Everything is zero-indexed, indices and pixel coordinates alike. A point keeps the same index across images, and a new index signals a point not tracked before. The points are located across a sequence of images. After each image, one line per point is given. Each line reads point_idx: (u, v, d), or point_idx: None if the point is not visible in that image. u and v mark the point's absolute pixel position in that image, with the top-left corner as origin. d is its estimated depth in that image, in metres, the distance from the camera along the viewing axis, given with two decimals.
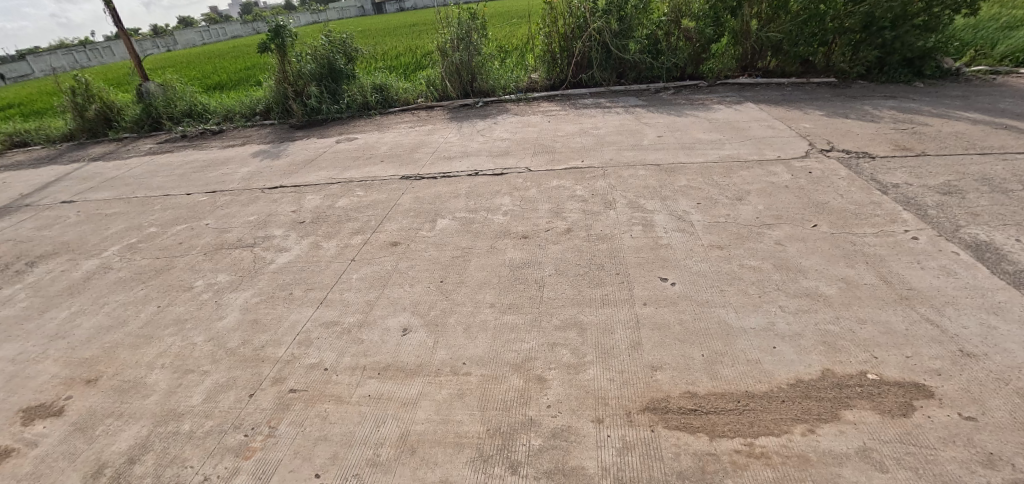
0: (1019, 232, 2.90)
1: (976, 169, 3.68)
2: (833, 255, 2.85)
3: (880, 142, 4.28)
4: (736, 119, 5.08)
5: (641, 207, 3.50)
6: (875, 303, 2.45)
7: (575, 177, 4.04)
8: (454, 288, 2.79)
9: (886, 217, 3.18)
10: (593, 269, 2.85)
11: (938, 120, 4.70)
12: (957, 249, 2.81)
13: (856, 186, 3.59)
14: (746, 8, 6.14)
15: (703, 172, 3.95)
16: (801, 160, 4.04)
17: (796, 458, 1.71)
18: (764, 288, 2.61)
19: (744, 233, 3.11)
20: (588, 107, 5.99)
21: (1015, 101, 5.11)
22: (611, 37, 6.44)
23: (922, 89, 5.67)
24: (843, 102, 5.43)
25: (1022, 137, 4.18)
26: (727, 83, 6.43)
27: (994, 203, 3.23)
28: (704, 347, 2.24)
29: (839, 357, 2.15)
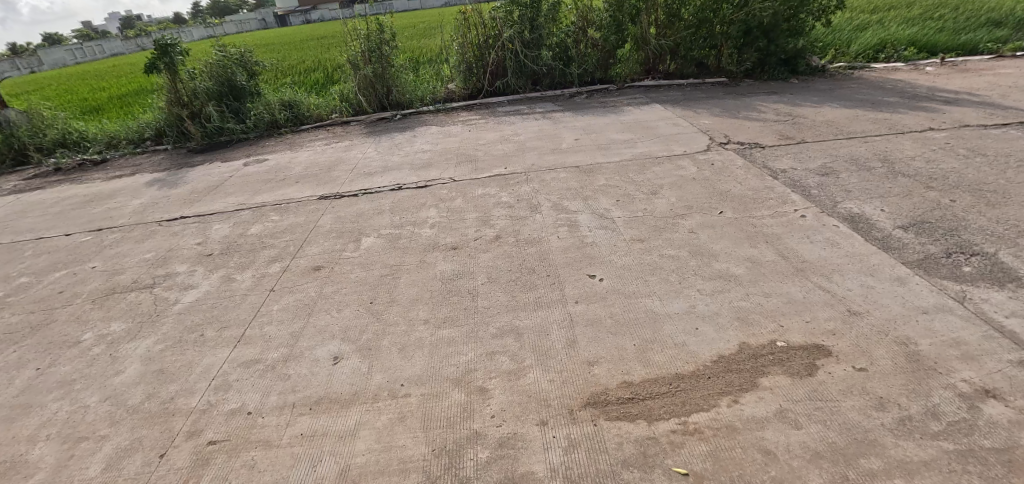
0: (882, 204, 3.38)
1: (844, 152, 4.24)
2: (737, 237, 3.12)
3: (767, 133, 4.79)
4: (644, 119, 5.43)
5: (565, 208, 3.62)
6: (776, 277, 2.73)
7: (500, 184, 4.09)
8: (385, 308, 2.69)
9: (778, 199, 3.56)
10: (524, 273, 2.89)
11: (812, 111, 5.35)
12: (837, 222, 3.21)
13: (752, 174, 3.97)
14: (645, 15, 6.57)
15: (619, 170, 4.17)
16: (703, 154, 4.40)
17: (725, 429, 1.86)
18: (682, 274, 2.80)
19: (660, 225, 3.31)
20: (507, 114, 6.10)
21: (868, 92, 5.96)
22: (523, 46, 6.62)
23: (797, 85, 6.43)
24: (734, 99, 6.01)
25: (876, 122, 4.88)
26: (634, 85, 6.86)
27: (861, 180, 3.73)
28: (634, 337, 2.35)
29: (752, 330, 2.35)
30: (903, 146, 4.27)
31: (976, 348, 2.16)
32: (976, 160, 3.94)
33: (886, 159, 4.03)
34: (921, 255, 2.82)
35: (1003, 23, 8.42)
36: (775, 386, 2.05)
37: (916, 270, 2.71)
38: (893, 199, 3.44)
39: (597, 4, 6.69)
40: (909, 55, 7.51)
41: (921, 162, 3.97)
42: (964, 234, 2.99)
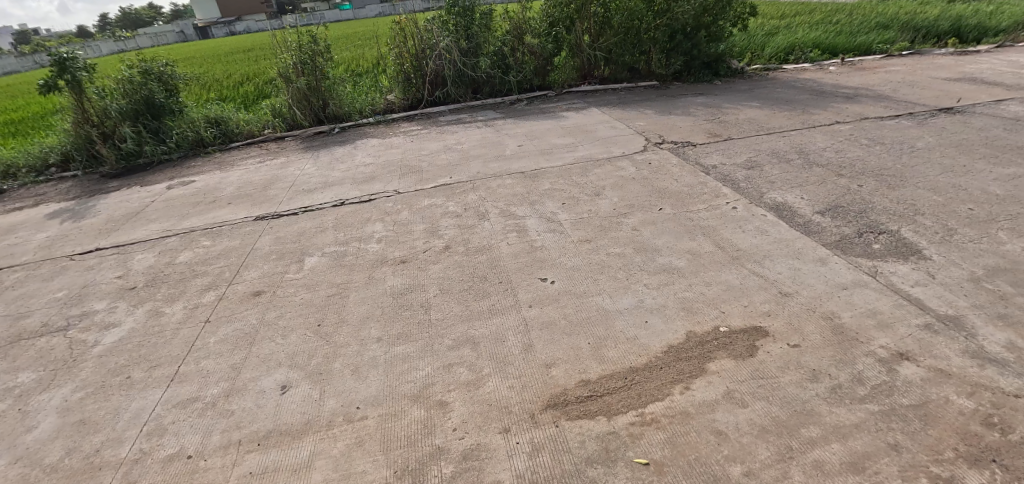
0: (801, 192, 3.68)
1: (766, 146, 4.58)
2: (677, 231, 3.29)
3: (697, 132, 5.09)
4: (584, 123, 5.60)
5: (513, 214, 3.65)
6: (713, 266, 2.90)
7: (447, 193, 4.06)
8: (333, 329, 2.58)
9: (711, 193, 3.78)
10: (477, 281, 2.88)
11: (735, 110, 5.75)
12: (764, 212, 3.46)
13: (686, 171, 4.20)
14: (577, 24, 6.82)
15: (563, 174, 4.27)
16: (641, 154, 4.60)
17: (679, 416, 1.96)
18: (628, 270, 2.90)
19: (605, 225, 3.42)
20: (449, 123, 6.08)
21: (782, 91, 6.51)
22: (461, 55, 6.63)
23: (720, 87, 6.89)
24: (666, 101, 6.34)
25: (791, 118, 5.33)
26: (572, 91, 7.07)
27: (782, 172, 4.05)
28: (589, 335, 2.40)
29: (697, 318, 2.48)
30: (815, 139, 4.69)
31: (888, 317, 2.42)
32: (876, 149, 4.40)
33: (801, 151, 4.41)
34: (837, 237, 3.11)
35: (888, 27, 9.49)
36: (722, 369, 2.17)
37: (834, 250, 2.97)
38: (810, 187, 3.76)
39: (532, 14, 6.85)
40: (814, 57, 8.28)
41: (831, 152, 4.37)
42: (871, 215, 3.33)
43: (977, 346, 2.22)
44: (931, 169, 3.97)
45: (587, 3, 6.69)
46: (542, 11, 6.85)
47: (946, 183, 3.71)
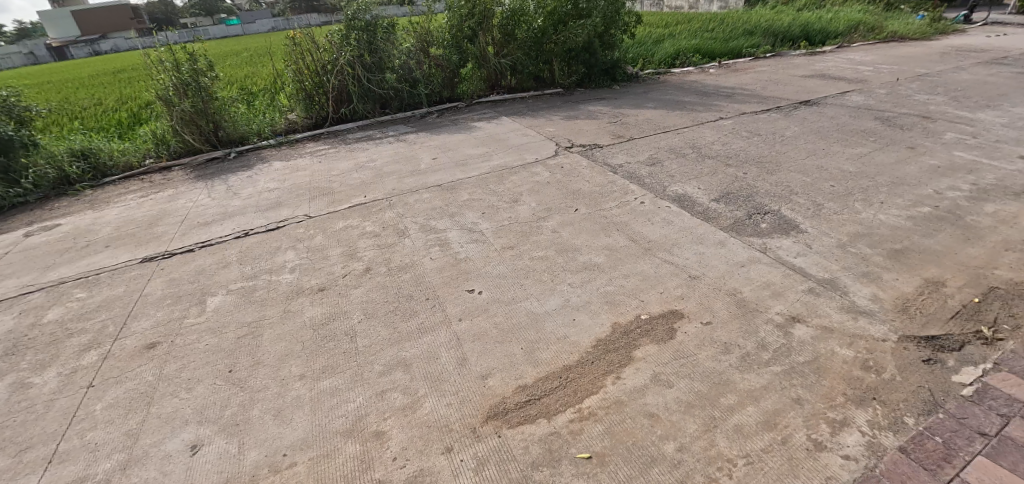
0: (697, 183, 4.05)
1: (664, 143, 4.99)
2: (593, 229, 3.45)
3: (602, 134, 5.40)
4: (496, 132, 5.70)
5: (434, 228, 3.60)
6: (629, 258, 3.08)
7: (362, 213, 3.90)
8: (248, 373, 2.35)
9: (620, 190, 4.03)
10: (402, 301, 2.79)
11: (634, 112, 6.19)
12: (668, 203, 3.75)
13: (596, 171, 4.44)
14: (481, 36, 6.96)
15: (481, 184, 4.31)
16: (553, 159, 4.78)
17: (614, 405, 2.06)
18: (553, 272, 2.98)
19: (526, 230, 3.50)
20: (359, 140, 5.86)
21: (672, 92, 7.13)
22: (365, 70, 6.43)
23: (619, 91, 7.39)
24: (571, 107, 6.66)
25: (682, 117, 5.86)
26: (482, 102, 7.18)
27: (680, 166, 4.42)
28: (521, 340, 2.43)
29: (620, 310, 2.62)
30: (704, 134, 5.19)
31: (778, 287, 2.75)
32: (754, 139, 4.98)
33: (694, 146, 4.86)
34: (730, 220, 3.46)
35: (754, 32, 10.78)
36: (648, 354, 2.32)
37: (730, 232, 3.31)
38: (705, 178, 4.15)
39: (435, 26, 6.82)
40: (696, 61, 9.20)
41: (718, 145, 4.86)
42: (756, 198, 3.75)
43: (848, 303, 2.62)
44: (798, 154, 4.57)
45: (489, 16, 6.87)
46: (444, 23, 6.85)
47: (811, 165, 4.30)
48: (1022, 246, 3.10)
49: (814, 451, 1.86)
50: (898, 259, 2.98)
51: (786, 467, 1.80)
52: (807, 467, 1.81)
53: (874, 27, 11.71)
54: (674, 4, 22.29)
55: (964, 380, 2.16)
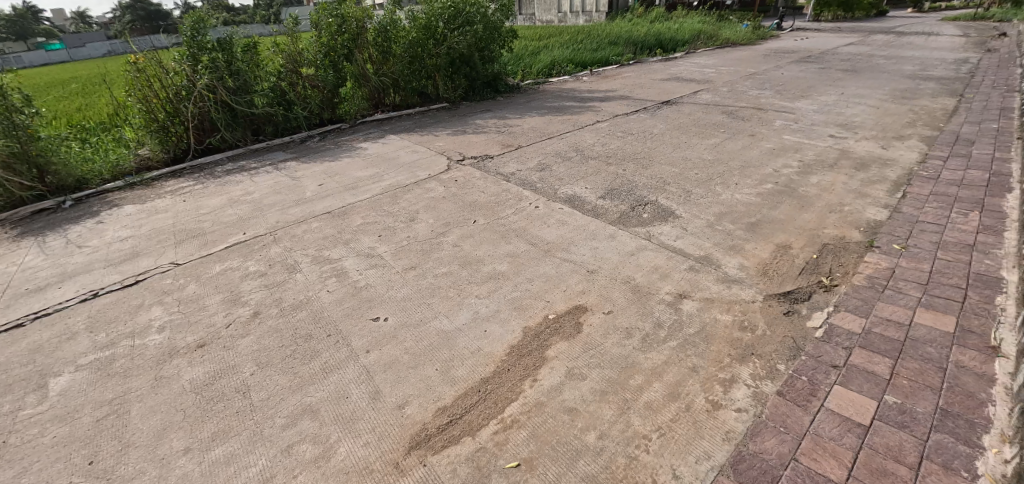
0: (584, 183, 4.33)
1: (550, 149, 5.26)
2: (493, 239, 3.51)
3: (492, 145, 5.53)
4: (385, 151, 5.55)
5: (327, 258, 3.38)
6: (531, 262, 3.19)
7: (242, 253, 3.53)
8: (114, 461, 1.97)
9: (515, 197, 4.15)
10: (300, 342, 2.57)
11: (520, 121, 6.45)
12: (560, 205, 3.95)
13: (489, 181, 4.53)
14: (357, 53, 6.77)
15: (374, 206, 4.15)
16: (446, 173, 4.78)
17: (534, 408, 2.11)
18: (459, 287, 2.97)
19: (427, 248, 3.44)
20: (230, 172, 5.30)
21: (553, 100, 7.57)
22: (229, 94, 5.85)
23: (504, 102, 7.67)
24: (459, 120, 6.74)
25: (564, 122, 6.23)
26: (367, 121, 6.93)
27: (567, 168, 4.69)
28: (434, 361, 2.38)
29: (528, 313, 2.69)
30: (585, 137, 5.57)
31: (664, 269, 3.04)
32: (628, 138, 5.46)
33: (577, 149, 5.19)
34: (616, 214, 3.75)
35: (617, 42, 11.88)
36: (559, 352, 2.41)
37: (618, 225, 3.58)
38: (590, 178, 4.45)
39: (303, 44, 6.47)
40: (571, 70, 9.88)
41: (599, 146, 5.25)
42: (635, 191, 4.12)
43: (721, 274, 2.98)
44: (666, 148, 5.12)
45: (362, 34, 6.77)
46: (315, 41, 6.50)
47: (677, 157, 4.84)
48: (839, 207, 3.81)
49: (712, 412, 2.09)
50: (754, 230, 3.48)
51: (692, 432, 2.00)
52: (709, 427, 2.02)
53: (712, 35, 13.61)
54: (545, 18, 23.69)
55: (814, 324, 2.58)
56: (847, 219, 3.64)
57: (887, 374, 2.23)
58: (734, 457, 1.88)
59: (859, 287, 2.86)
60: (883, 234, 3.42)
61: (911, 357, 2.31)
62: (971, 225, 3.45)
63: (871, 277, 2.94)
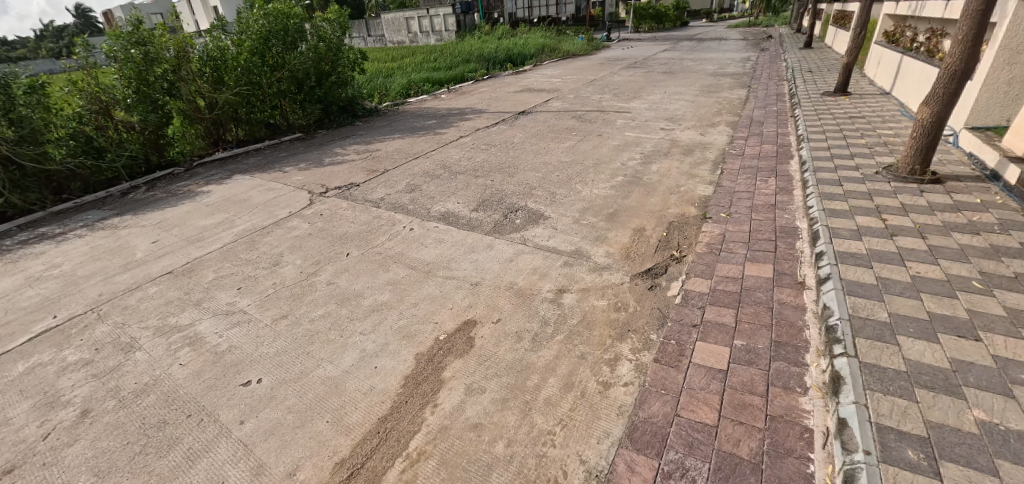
0: (456, 199, 4.38)
1: (418, 169, 5.23)
2: (370, 269, 3.37)
3: (357, 172, 5.31)
4: (233, 193, 4.97)
5: (174, 326, 2.90)
6: (414, 286, 3.13)
7: (55, 341, 2.84)
8: None
9: (388, 223, 4.04)
10: (152, 432, 2.15)
11: (383, 144, 6.30)
12: (435, 224, 3.95)
13: (358, 210, 4.33)
14: (181, 87, 5.96)
15: (227, 256, 3.69)
16: (310, 208, 4.46)
17: (439, 434, 2.06)
18: (341, 326, 2.78)
19: (298, 291, 3.16)
20: (25, 243, 4.23)
21: (414, 120, 7.55)
22: (12, 147, 4.52)
23: (364, 127, 7.46)
24: (317, 150, 6.35)
25: (428, 141, 6.25)
26: (207, 162, 6.15)
27: (437, 186, 4.71)
28: (324, 413, 2.18)
29: (418, 340, 2.63)
30: (451, 154, 5.65)
31: (542, 269, 3.21)
32: (492, 150, 5.68)
33: (445, 166, 5.24)
34: (491, 224, 3.87)
35: (469, 60, 12.31)
36: (456, 371, 2.40)
37: (494, 235, 3.69)
38: (461, 192, 4.52)
39: (107, 80, 5.45)
40: (428, 89, 9.96)
41: (465, 161, 5.36)
42: (506, 200, 4.29)
43: (592, 264, 3.25)
44: (528, 155, 5.43)
45: (184, 63, 5.97)
46: (121, 78, 5.57)
47: (539, 163, 5.17)
48: (677, 189, 4.42)
49: (604, 392, 2.26)
50: (613, 219, 3.87)
51: (590, 416, 2.13)
52: (603, 407, 2.18)
53: (554, 48, 14.87)
54: (396, 39, 23.52)
55: (673, 293, 2.95)
56: (683, 197, 4.24)
57: (732, 322, 2.64)
58: (629, 428, 2.05)
59: (702, 254, 3.34)
60: (711, 206, 4.06)
61: (746, 304, 2.77)
62: (770, 189, 4.28)
63: (708, 243, 3.46)
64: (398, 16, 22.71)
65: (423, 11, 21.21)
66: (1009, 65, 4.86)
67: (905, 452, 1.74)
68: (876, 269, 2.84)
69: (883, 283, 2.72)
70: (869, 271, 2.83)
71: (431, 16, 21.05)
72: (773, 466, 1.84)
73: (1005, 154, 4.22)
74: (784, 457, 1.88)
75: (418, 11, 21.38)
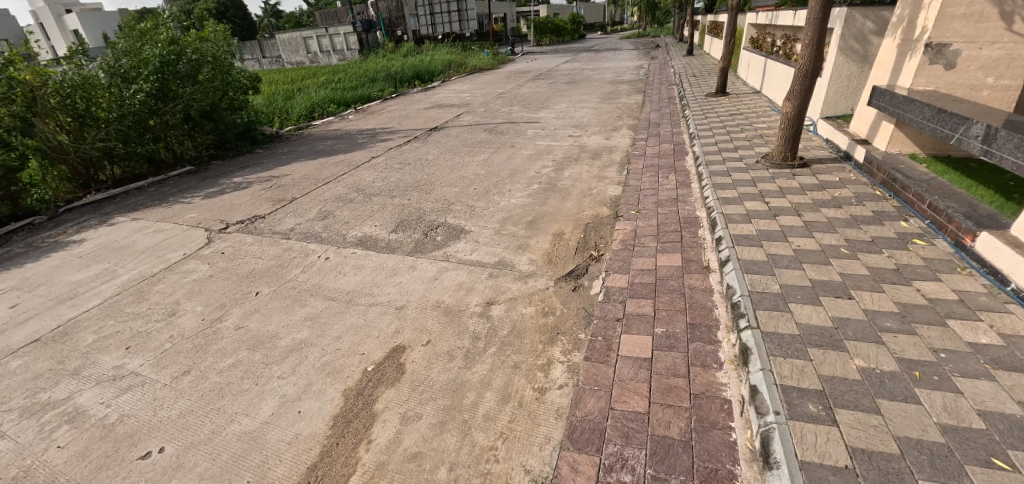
0: (373, 222, 4.23)
1: (329, 194, 4.98)
2: (284, 306, 3.12)
3: (261, 203, 4.93)
4: (112, 239, 4.36)
5: (45, 403, 2.45)
6: (334, 318, 2.95)
7: None
8: None
9: (300, 254, 3.79)
10: None
11: (289, 171, 5.93)
12: (352, 249, 3.77)
13: (265, 244, 4.01)
14: (40, 124, 5.07)
15: (110, 312, 3.21)
16: (209, 246, 4.04)
17: (377, 472, 1.94)
18: (255, 373, 2.53)
19: (200, 341, 2.84)
20: None
21: (321, 144, 7.21)
22: None
23: (265, 155, 6.97)
24: (212, 182, 5.80)
25: (338, 164, 5.99)
26: (77, 207, 5.29)
27: (351, 211, 4.51)
28: (243, 473, 1.96)
29: (344, 375, 2.47)
30: (364, 176, 5.45)
31: (468, 283, 3.20)
32: (407, 169, 5.57)
33: (358, 189, 5.05)
34: (412, 244, 3.78)
35: (376, 79, 12.06)
36: (388, 402, 2.29)
37: (415, 255, 3.61)
38: (378, 214, 4.38)
39: None
40: (334, 111, 9.58)
41: (380, 182, 5.20)
42: (425, 218, 4.22)
43: (517, 273, 3.30)
44: (444, 171, 5.40)
45: (41, 96, 5.11)
46: None
47: (455, 177, 5.16)
48: (589, 191, 4.65)
49: (541, 398, 2.27)
50: (533, 226, 3.96)
51: (529, 424, 2.13)
52: (541, 413, 2.19)
53: (461, 64, 15.06)
54: (295, 59, 22.41)
55: (595, 291, 3.08)
56: (596, 199, 4.46)
57: (651, 311, 2.80)
58: (568, 429, 2.08)
59: (618, 250, 3.53)
60: (622, 204, 4.32)
61: (662, 293, 2.96)
62: (671, 184, 4.65)
63: (623, 240, 3.66)
64: (296, 36, 21.69)
65: (322, 30, 20.46)
66: (846, 63, 5.75)
67: (807, 406, 1.94)
68: (765, 247, 3.19)
69: (772, 258, 3.05)
70: (759, 249, 3.16)
71: (332, 35, 20.37)
72: (701, 441, 1.96)
73: (852, 138, 4.97)
74: (710, 431, 2.01)
75: (317, 30, 20.59)
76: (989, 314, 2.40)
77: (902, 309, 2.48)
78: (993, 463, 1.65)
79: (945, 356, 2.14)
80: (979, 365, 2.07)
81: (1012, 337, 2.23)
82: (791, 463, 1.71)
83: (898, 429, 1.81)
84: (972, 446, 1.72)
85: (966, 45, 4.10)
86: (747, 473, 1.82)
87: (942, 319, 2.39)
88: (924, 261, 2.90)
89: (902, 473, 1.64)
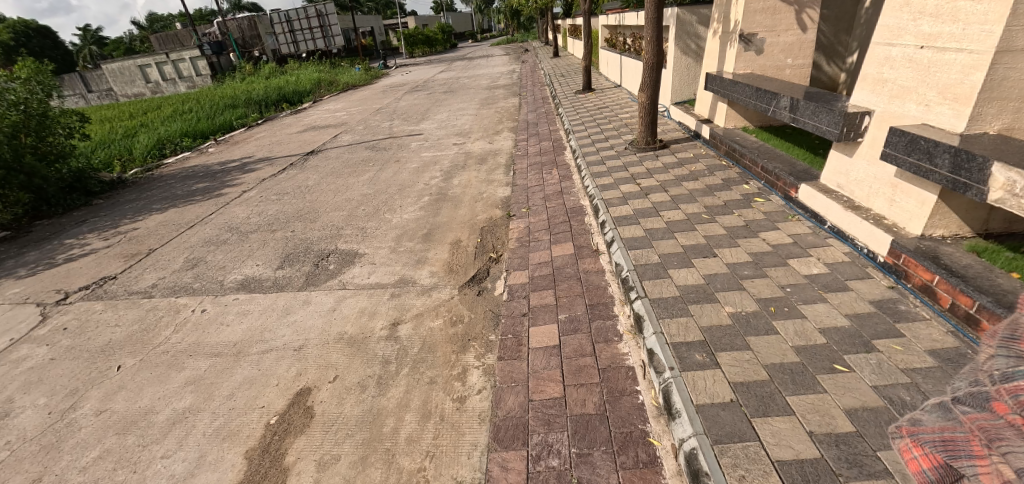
0: (254, 261, 3.86)
1: (196, 239, 4.44)
2: (157, 375, 2.71)
3: (108, 262, 4.21)
4: None
5: None
6: (222, 376, 2.63)
7: None
8: None
9: (169, 311, 3.33)
10: None
11: (140, 221, 5.14)
12: (233, 296, 3.40)
13: (121, 308, 3.44)
14: None
15: None
16: (45, 326, 3.34)
17: None
18: (131, 460, 2.17)
19: (48, 439, 2.34)
20: None
21: (178, 184, 6.37)
22: None
23: (105, 206, 5.95)
24: (35, 248, 4.81)
25: (202, 205, 5.34)
26: None
27: (225, 253, 4.07)
28: None
29: (245, 434, 2.23)
30: (235, 213, 4.94)
31: (370, 308, 3.09)
32: (286, 199, 5.17)
33: (230, 228, 4.57)
34: (302, 278, 3.53)
35: (235, 105, 10.99)
36: (300, 451, 2.12)
37: (308, 288, 3.38)
38: (258, 253, 4.01)
39: None
40: (189, 144, 8.53)
41: (255, 216, 4.77)
42: (313, 247, 3.98)
43: (419, 287, 3.28)
44: (328, 196, 5.12)
45: None
46: None
47: (341, 201, 4.93)
48: (480, 196, 4.73)
49: (461, 407, 2.28)
50: (429, 239, 3.95)
51: (455, 437, 2.12)
52: (465, 422, 2.20)
53: (332, 82, 14.40)
54: (131, 91, 19.52)
55: (498, 292, 3.16)
56: (488, 202, 4.57)
57: (553, 300, 2.95)
58: (493, 430, 2.11)
59: (514, 249, 3.66)
60: (513, 204, 4.48)
61: (561, 281, 3.13)
62: (555, 179, 4.94)
63: (518, 238, 3.80)
64: (129, 64, 18.95)
65: (162, 56, 18.13)
66: (684, 56, 6.58)
67: (695, 356, 2.20)
68: (642, 224, 3.53)
69: (649, 233, 3.39)
70: (638, 226, 3.50)
71: (174, 60, 18.04)
72: (614, 410, 2.13)
73: (698, 119, 5.71)
74: (620, 398, 2.19)
75: (156, 56, 18.24)
76: (816, 250, 2.93)
77: (754, 258, 2.92)
78: (835, 369, 2.04)
79: (790, 290, 2.58)
80: (814, 292, 2.53)
81: (833, 265, 2.76)
82: (688, 409, 1.93)
83: (765, 358, 2.14)
84: (819, 359, 2.10)
85: (769, 34, 4.95)
86: (656, 428, 2.01)
87: (784, 260, 2.86)
88: (766, 215, 3.45)
89: (773, 394, 1.95)
